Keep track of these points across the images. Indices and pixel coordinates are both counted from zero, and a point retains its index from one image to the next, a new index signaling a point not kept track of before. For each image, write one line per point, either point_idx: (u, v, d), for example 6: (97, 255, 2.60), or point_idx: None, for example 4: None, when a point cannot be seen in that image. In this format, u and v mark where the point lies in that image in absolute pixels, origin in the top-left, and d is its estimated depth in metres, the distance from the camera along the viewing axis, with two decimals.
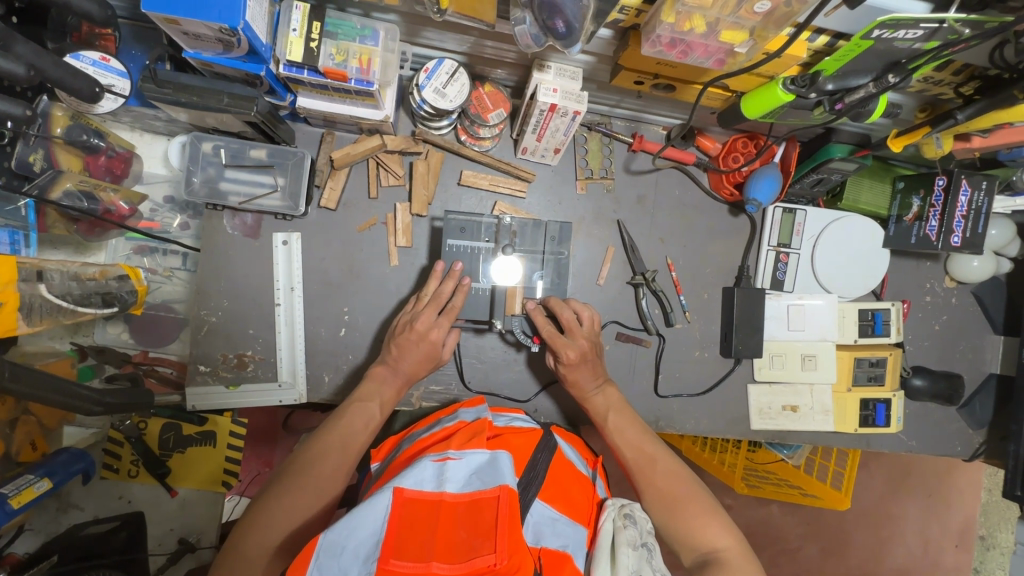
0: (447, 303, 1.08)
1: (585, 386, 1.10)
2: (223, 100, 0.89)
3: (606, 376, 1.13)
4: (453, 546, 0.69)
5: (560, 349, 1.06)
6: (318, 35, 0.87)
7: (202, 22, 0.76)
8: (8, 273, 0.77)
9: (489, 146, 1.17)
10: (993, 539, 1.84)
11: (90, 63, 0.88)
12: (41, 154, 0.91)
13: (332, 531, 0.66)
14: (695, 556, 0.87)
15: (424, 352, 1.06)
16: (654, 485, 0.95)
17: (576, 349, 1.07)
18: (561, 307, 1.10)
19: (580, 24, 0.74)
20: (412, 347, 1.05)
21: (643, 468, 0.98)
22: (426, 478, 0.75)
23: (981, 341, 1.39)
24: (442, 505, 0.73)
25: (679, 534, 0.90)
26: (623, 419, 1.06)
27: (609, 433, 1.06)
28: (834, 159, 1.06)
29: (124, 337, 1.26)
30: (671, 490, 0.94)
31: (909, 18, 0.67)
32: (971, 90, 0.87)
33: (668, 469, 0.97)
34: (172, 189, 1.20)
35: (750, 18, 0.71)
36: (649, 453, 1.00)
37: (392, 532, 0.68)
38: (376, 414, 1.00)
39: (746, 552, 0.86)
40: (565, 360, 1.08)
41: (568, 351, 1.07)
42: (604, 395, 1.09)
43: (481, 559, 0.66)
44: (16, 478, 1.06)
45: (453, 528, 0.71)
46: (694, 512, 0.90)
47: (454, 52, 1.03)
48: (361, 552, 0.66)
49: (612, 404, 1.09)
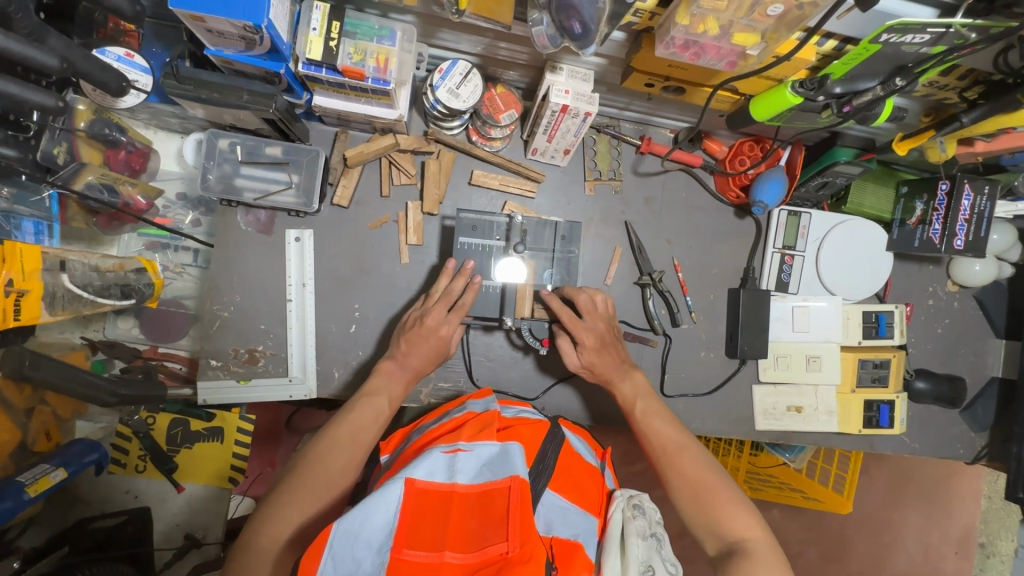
0: (457, 300, 1.09)
1: (610, 370, 1.11)
2: (242, 96, 0.91)
3: (631, 364, 1.14)
4: (465, 534, 0.70)
5: (578, 331, 1.08)
6: (337, 35, 0.89)
7: (227, 19, 0.77)
8: (33, 262, 0.78)
9: (500, 146, 1.19)
10: (993, 546, 1.85)
11: (114, 58, 0.91)
12: (65, 147, 0.92)
13: (346, 521, 0.66)
14: (720, 544, 0.86)
15: (434, 348, 1.07)
16: (679, 472, 0.95)
17: (592, 334, 1.09)
18: (577, 293, 1.11)
19: (597, 25, 0.76)
20: (421, 342, 1.07)
21: (668, 454, 0.98)
22: (437, 469, 0.76)
23: (983, 345, 1.40)
24: (453, 495, 0.74)
25: (704, 523, 0.89)
26: (649, 406, 1.07)
27: (636, 421, 1.06)
28: (839, 162, 1.08)
29: (134, 333, 1.27)
30: (698, 478, 0.93)
31: (916, 23, 0.69)
32: (975, 95, 0.88)
33: (695, 457, 0.97)
34: (186, 186, 1.21)
35: (763, 20, 0.72)
36: (675, 440, 1.00)
37: (405, 521, 0.69)
38: (385, 406, 1.01)
39: (773, 546, 0.85)
40: (582, 344, 1.09)
41: (588, 340, 1.09)
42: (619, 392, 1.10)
43: (493, 548, 0.67)
44: (34, 467, 1.06)
45: (464, 517, 0.72)
46: (720, 500, 0.90)
47: (468, 53, 1.05)
48: (375, 541, 0.67)
49: (627, 401, 1.09)
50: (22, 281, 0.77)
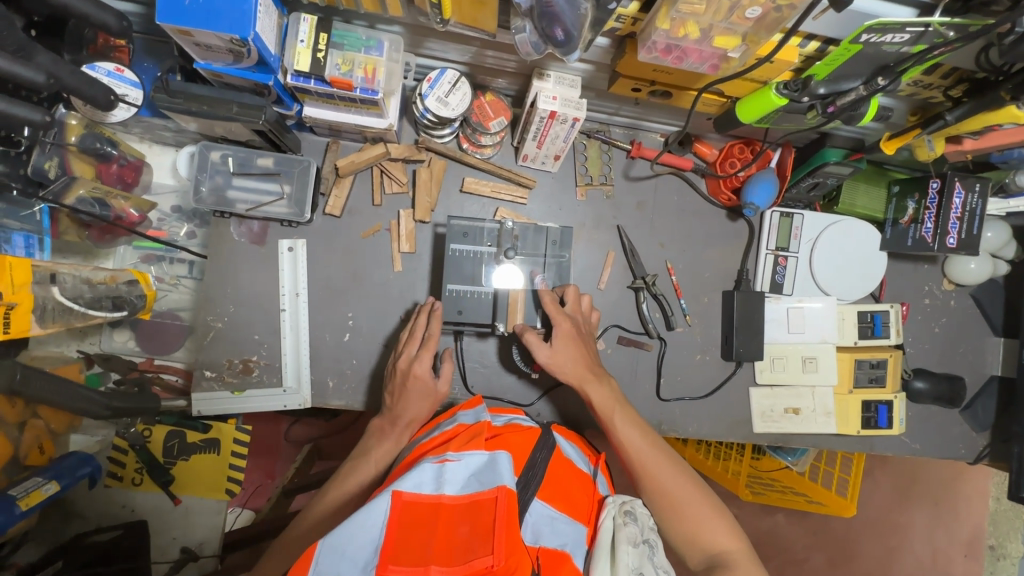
0: (424, 335, 1.11)
1: (576, 369, 1.06)
2: (232, 109, 0.92)
3: (602, 370, 1.09)
4: (452, 548, 0.69)
5: (556, 316, 1.06)
6: (325, 46, 0.90)
7: (214, 32, 0.78)
8: (22, 275, 0.79)
9: (491, 153, 1.20)
10: (1004, 549, 1.79)
11: (104, 73, 0.90)
12: (56, 161, 0.93)
13: (333, 538, 0.65)
14: (702, 558, 0.89)
15: (423, 397, 1.06)
16: (661, 487, 0.94)
17: (570, 322, 1.07)
18: (568, 287, 1.11)
19: (579, 32, 0.77)
20: (407, 393, 1.06)
21: (647, 467, 0.97)
22: (425, 480, 0.75)
23: (981, 343, 1.39)
24: (441, 506, 0.73)
25: (685, 537, 0.91)
26: (624, 416, 1.03)
27: (614, 430, 1.02)
28: (829, 163, 1.08)
29: (131, 345, 1.28)
30: (678, 491, 0.94)
31: (894, 23, 0.69)
32: (959, 92, 0.89)
33: (674, 468, 0.97)
34: (180, 199, 1.23)
35: (743, 23, 0.73)
36: (656, 452, 0.98)
37: (391, 536, 0.68)
38: (372, 471, 0.99)
39: (750, 555, 0.89)
40: (557, 333, 1.05)
41: (563, 328, 1.06)
42: (602, 384, 1.06)
43: (479, 561, 0.66)
44: (26, 481, 1.07)
45: (452, 528, 0.71)
46: (701, 514, 0.91)
47: (456, 62, 1.06)
48: (360, 558, 0.66)
49: (611, 399, 1.05)
50: (12, 294, 0.78)
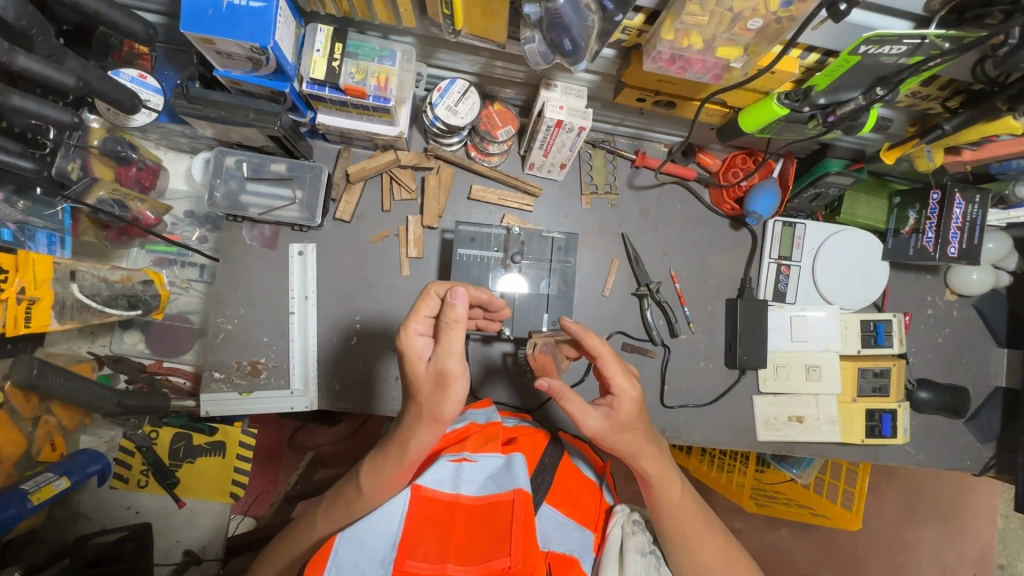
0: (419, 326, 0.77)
1: (632, 449, 0.82)
2: (249, 114, 0.95)
3: (657, 442, 0.86)
4: (468, 549, 0.69)
5: (617, 383, 0.77)
6: (340, 56, 0.93)
7: (235, 41, 0.81)
8: (45, 271, 0.84)
9: (498, 161, 1.23)
10: (1014, 568, 1.76)
11: (128, 79, 0.96)
12: (79, 163, 0.96)
13: (350, 531, 0.71)
14: None
15: (429, 382, 0.73)
16: (703, 567, 0.86)
17: (636, 392, 0.79)
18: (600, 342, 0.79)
19: (586, 42, 0.80)
20: (410, 383, 0.74)
21: (679, 531, 0.86)
22: (443, 477, 0.77)
23: (984, 354, 1.39)
24: (457, 506, 0.75)
25: None
26: (669, 481, 0.85)
27: (653, 493, 0.86)
28: (830, 173, 1.10)
29: (140, 347, 1.30)
30: (702, 560, 0.86)
31: (892, 35, 0.71)
32: (956, 104, 0.91)
33: (705, 535, 0.87)
34: (193, 204, 1.26)
35: (744, 34, 0.76)
36: (693, 518, 0.87)
37: (410, 528, 0.71)
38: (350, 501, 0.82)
39: None
40: (617, 409, 0.78)
41: (629, 395, 0.78)
42: (656, 456, 0.84)
43: (496, 562, 0.66)
44: (37, 475, 1.09)
45: (467, 528, 0.72)
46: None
47: (466, 73, 1.09)
48: (379, 552, 0.69)
49: (660, 472, 0.84)
50: (34, 289, 0.83)
